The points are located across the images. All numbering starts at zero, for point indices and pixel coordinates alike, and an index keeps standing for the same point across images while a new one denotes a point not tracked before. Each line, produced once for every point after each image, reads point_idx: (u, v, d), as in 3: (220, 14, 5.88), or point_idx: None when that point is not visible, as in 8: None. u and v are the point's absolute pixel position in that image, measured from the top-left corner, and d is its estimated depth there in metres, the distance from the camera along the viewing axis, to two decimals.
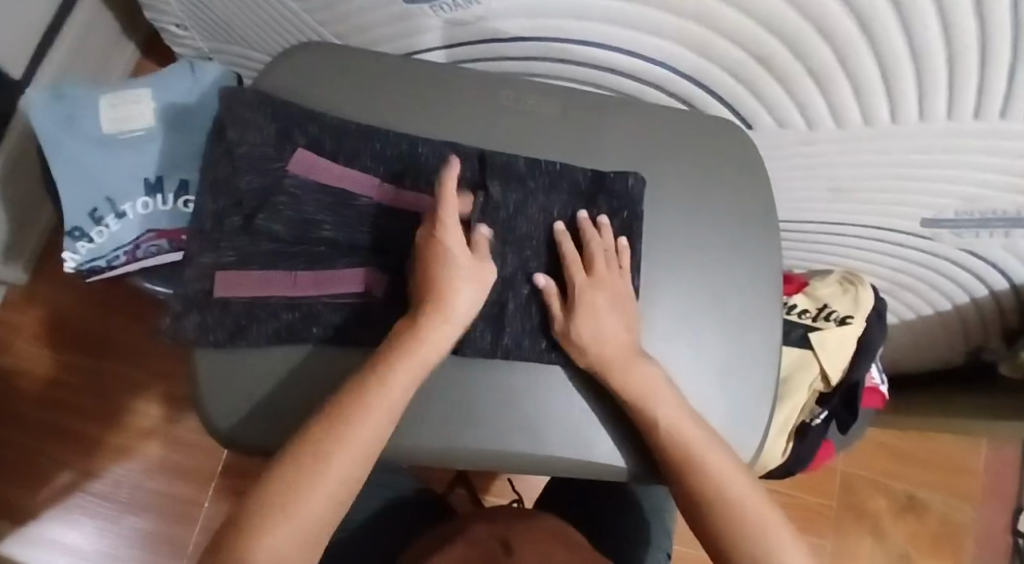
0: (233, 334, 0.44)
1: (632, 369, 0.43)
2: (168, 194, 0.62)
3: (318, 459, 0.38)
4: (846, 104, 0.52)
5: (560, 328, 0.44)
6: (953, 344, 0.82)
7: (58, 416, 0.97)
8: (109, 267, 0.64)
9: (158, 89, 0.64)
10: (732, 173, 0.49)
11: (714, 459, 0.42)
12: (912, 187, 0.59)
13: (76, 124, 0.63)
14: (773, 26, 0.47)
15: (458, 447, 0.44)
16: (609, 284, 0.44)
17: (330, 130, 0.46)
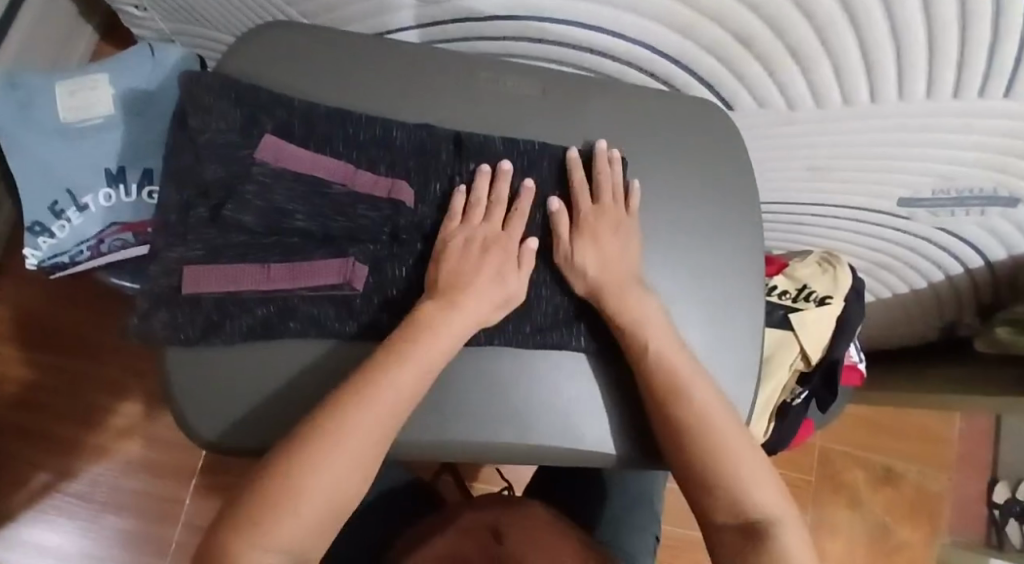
0: (205, 331, 0.42)
1: (627, 298, 0.43)
2: (132, 184, 0.59)
3: (320, 445, 0.38)
4: (827, 84, 0.52)
5: (563, 250, 0.45)
6: (929, 320, 0.83)
7: (28, 416, 0.94)
8: (72, 263, 0.61)
9: (117, 74, 0.61)
10: (713, 153, 0.49)
11: (711, 416, 0.43)
12: (891, 166, 0.59)
13: (30, 114, 0.60)
14: (754, 5, 0.47)
15: (442, 439, 0.43)
16: (614, 216, 0.45)
17: (300, 116, 0.45)
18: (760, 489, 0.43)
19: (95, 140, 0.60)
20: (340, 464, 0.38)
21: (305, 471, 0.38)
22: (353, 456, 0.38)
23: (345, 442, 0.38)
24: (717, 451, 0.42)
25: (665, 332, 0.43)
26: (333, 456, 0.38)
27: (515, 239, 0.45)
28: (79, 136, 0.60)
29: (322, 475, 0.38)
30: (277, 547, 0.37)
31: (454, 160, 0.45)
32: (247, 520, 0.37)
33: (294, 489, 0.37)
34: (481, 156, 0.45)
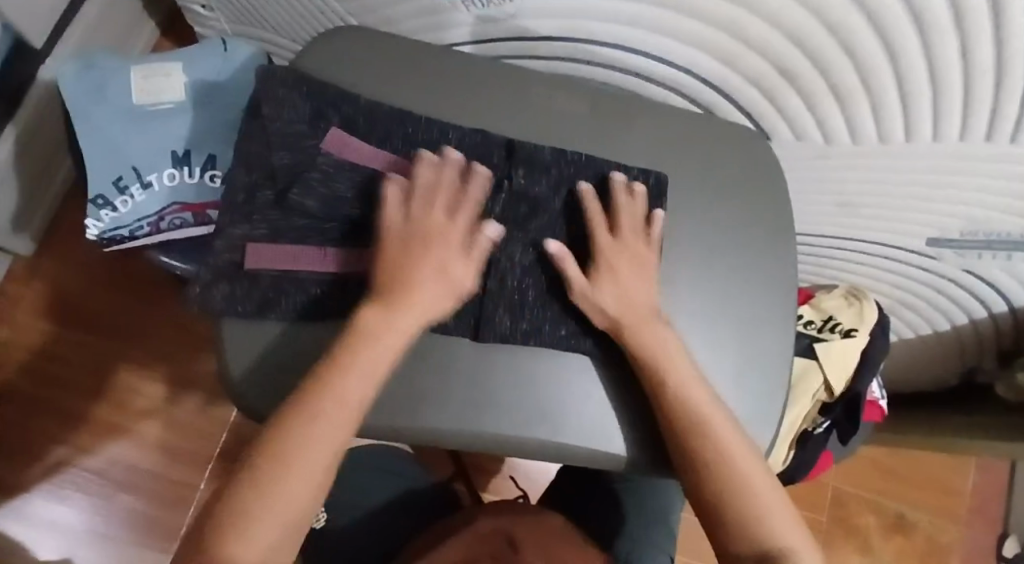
0: (262, 307, 0.45)
1: (645, 332, 0.44)
2: (195, 167, 0.62)
3: (298, 436, 0.40)
4: (864, 120, 0.54)
5: (581, 290, 0.44)
6: (950, 364, 0.83)
7: (54, 391, 0.96)
8: (130, 237, 0.62)
9: (191, 65, 0.64)
10: (752, 181, 0.51)
11: (714, 416, 0.43)
12: (919, 205, 0.60)
13: (105, 94, 0.65)
14: (797, 37, 0.49)
15: (473, 429, 0.44)
16: (633, 251, 0.46)
17: (363, 112, 0.47)
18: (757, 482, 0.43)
19: (164, 126, 0.63)
20: (314, 459, 0.40)
21: (286, 462, 0.40)
22: (332, 436, 0.41)
23: (324, 420, 0.41)
24: (716, 443, 0.43)
25: (652, 317, 0.45)
26: (313, 435, 0.40)
27: (459, 226, 0.44)
28: (148, 119, 0.63)
29: (298, 470, 0.40)
30: (271, 529, 0.39)
31: (502, 165, 0.47)
32: (240, 506, 0.39)
33: (281, 469, 0.40)
34: (529, 162, 0.47)
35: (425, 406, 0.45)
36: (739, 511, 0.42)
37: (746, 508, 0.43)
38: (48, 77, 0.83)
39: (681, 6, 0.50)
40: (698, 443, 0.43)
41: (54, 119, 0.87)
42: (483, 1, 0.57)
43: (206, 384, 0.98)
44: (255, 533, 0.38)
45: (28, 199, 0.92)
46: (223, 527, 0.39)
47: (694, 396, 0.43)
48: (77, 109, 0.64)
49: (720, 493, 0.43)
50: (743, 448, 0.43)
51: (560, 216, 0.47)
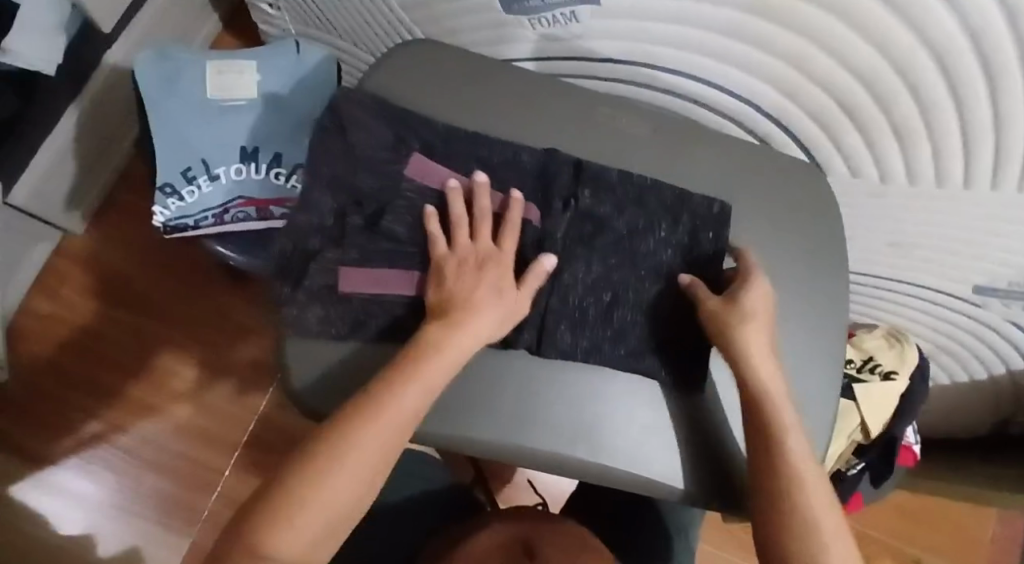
0: (353, 328, 0.46)
1: (752, 345, 0.43)
2: (262, 164, 0.65)
3: (351, 436, 0.41)
4: (921, 160, 0.54)
5: (709, 306, 0.44)
6: (984, 414, 0.83)
7: (92, 367, 0.99)
8: (194, 227, 0.65)
9: (264, 64, 0.66)
10: (805, 219, 0.50)
11: (795, 441, 0.42)
12: (968, 250, 0.60)
13: (176, 85, 0.67)
14: (863, 74, 0.49)
15: (538, 447, 0.44)
16: (769, 301, 0.45)
17: (441, 135, 0.49)
18: (830, 524, 0.41)
19: (236, 120, 0.67)
20: (361, 460, 0.41)
21: (336, 461, 0.40)
22: (386, 443, 0.41)
23: (379, 426, 0.41)
24: (796, 472, 0.41)
25: (768, 355, 0.43)
26: (368, 441, 0.41)
27: (506, 251, 0.46)
28: (220, 114, 0.66)
29: (346, 470, 0.40)
30: (314, 525, 0.39)
31: (569, 185, 0.48)
32: (285, 498, 0.40)
33: (330, 469, 0.40)
34: (595, 182, 0.48)
35: (488, 418, 0.45)
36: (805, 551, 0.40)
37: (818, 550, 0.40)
38: (113, 60, 0.86)
39: (744, 34, 0.51)
40: (772, 459, 0.41)
41: (115, 101, 0.91)
42: (551, 20, 0.58)
43: (239, 371, 0.99)
44: (297, 526, 0.39)
45: (83, 178, 0.94)
46: (269, 512, 0.40)
47: (789, 422, 0.42)
48: (152, 99, 0.66)
49: (790, 530, 0.41)
50: (822, 487, 0.42)
51: (622, 236, 0.48)
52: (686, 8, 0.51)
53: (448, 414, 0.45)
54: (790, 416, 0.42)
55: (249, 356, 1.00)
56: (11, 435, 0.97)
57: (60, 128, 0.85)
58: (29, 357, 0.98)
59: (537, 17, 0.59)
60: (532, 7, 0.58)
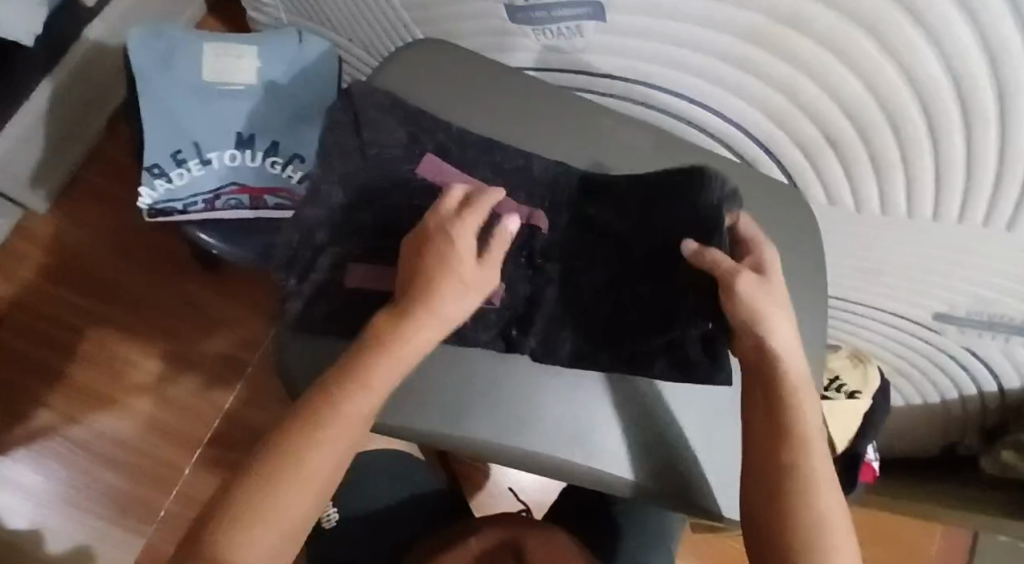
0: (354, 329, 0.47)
1: (774, 331, 0.40)
2: (258, 151, 0.68)
3: (303, 445, 0.38)
4: (895, 194, 0.56)
5: (728, 271, 0.40)
6: (934, 436, 0.87)
7: (49, 355, 0.95)
8: (182, 211, 0.67)
9: (266, 52, 0.67)
10: (783, 238, 0.53)
11: (817, 444, 0.41)
12: (931, 280, 0.63)
13: (172, 65, 0.67)
14: (848, 107, 0.52)
15: (521, 448, 0.45)
16: (777, 285, 0.41)
17: (455, 139, 0.50)
18: (840, 527, 0.41)
19: (232, 105, 0.67)
20: (314, 470, 0.39)
21: (287, 471, 0.38)
22: (341, 444, 0.39)
23: (332, 432, 0.39)
24: (809, 474, 0.41)
25: (794, 353, 0.41)
26: (323, 445, 0.39)
27: (466, 228, 0.41)
28: (216, 97, 0.67)
29: (299, 480, 0.38)
30: (267, 538, 0.38)
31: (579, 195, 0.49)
32: (241, 508, 0.38)
33: (282, 480, 0.38)
34: (604, 194, 0.48)
35: (475, 419, 0.46)
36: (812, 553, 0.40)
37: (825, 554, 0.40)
38: (92, 37, 0.84)
39: (739, 58, 0.53)
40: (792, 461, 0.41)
41: (89, 79, 0.89)
42: (555, 32, 0.60)
43: (209, 365, 0.97)
44: (252, 540, 0.38)
45: (51, 157, 0.91)
46: (221, 526, 0.38)
47: (810, 422, 0.41)
48: (144, 71, 0.66)
49: (797, 533, 0.40)
50: (834, 491, 0.41)
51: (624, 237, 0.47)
52: (684, 32, 0.53)
53: (435, 411, 0.46)
54: (809, 421, 0.41)
55: (218, 351, 0.98)
56: None
57: (31, 103, 0.82)
58: None
59: (542, 29, 0.61)
60: (536, 18, 0.59)
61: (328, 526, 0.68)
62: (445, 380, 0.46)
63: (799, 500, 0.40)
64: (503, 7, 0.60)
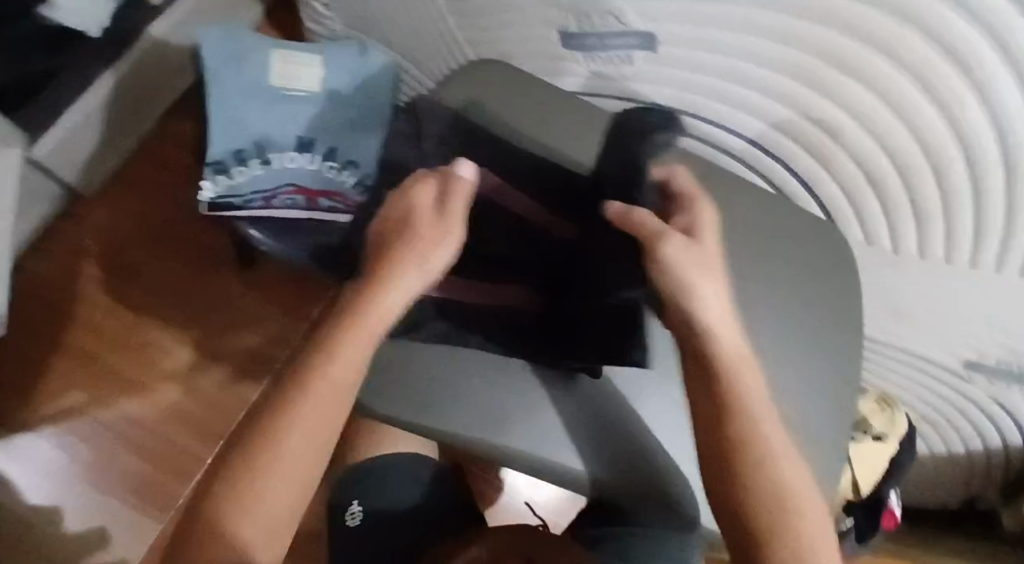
0: (408, 330, 0.50)
1: (699, 298, 0.42)
2: (317, 154, 0.73)
3: (293, 412, 0.40)
4: (932, 240, 0.56)
5: (651, 234, 0.42)
6: (954, 485, 0.86)
7: (84, 337, 0.98)
8: (241, 206, 0.70)
9: (330, 62, 0.73)
10: (819, 272, 0.54)
11: (767, 424, 0.42)
12: (961, 327, 0.63)
13: (242, 68, 0.72)
14: (891, 150, 0.52)
15: (552, 459, 0.48)
16: (704, 248, 0.44)
17: (510, 158, 0.53)
18: (808, 505, 0.41)
19: (293, 110, 0.73)
20: (306, 436, 0.40)
21: (279, 441, 0.40)
22: (320, 422, 0.40)
23: (320, 396, 0.40)
24: (763, 449, 0.41)
25: (724, 317, 0.43)
26: (300, 421, 0.40)
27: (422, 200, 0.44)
28: (279, 100, 0.73)
29: (293, 447, 0.40)
30: (268, 505, 0.39)
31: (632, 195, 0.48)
32: (237, 477, 0.39)
33: (276, 448, 0.39)
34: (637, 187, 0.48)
35: (510, 427, 0.48)
36: (785, 538, 0.40)
37: (797, 532, 0.40)
38: (156, 33, 0.89)
39: (785, 94, 0.55)
40: (743, 441, 0.42)
41: (148, 73, 0.93)
42: (604, 59, 0.62)
43: (236, 360, 0.99)
44: (254, 508, 0.39)
45: (105, 145, 0.95)
46: (224, 498, 0.39)
47: (755, 395, 0.42)
48: (215, 69, 0.72)
49: (765, 512, 0.41)
50: (795, 466, 0.42)
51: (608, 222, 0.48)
52: (736, 66, 0.55)
53: (457, 406, 0.48)
54: (750, 394, 0.42)
55: (247, 346, 0.99)
56: None
57: (93, 92, 0.86)
58: (21, 319, 0.97)
59: (593, 56, 0.63)
60: (588, 45, 0.62)
61: (349, 523, 0.72)
62: (463, 379, 0.49)
63: (761, 472, 0.41)
64: (557, 33, 0.63)
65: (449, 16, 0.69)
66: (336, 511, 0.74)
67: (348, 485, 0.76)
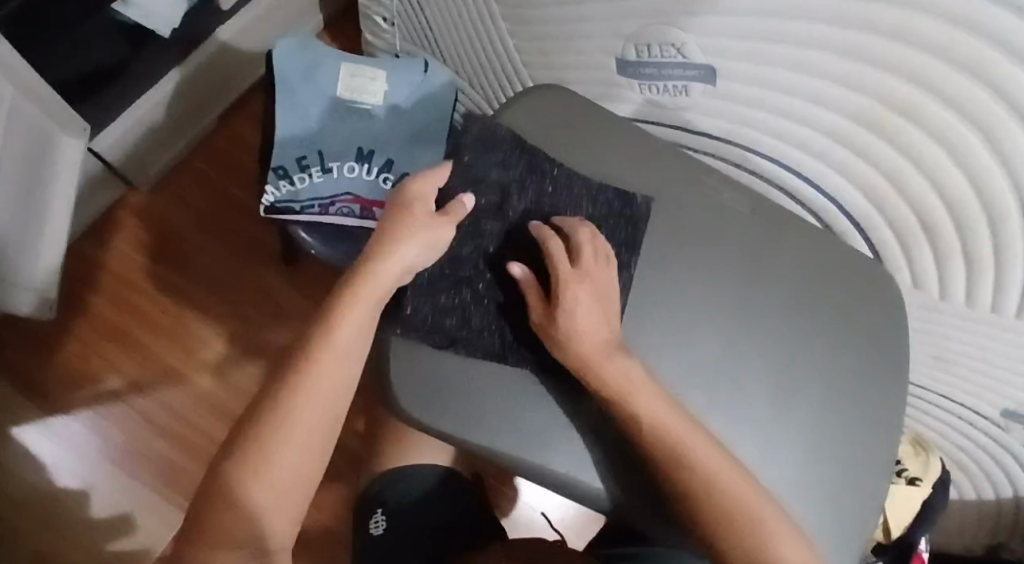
0: (452, 341, 0.49)
1: (601, 362, 0.46)
2: (374, 166, 0.74)
3: (299, 381, 0.44)
4: (983, 288, 0.55)
5: (539, 323, 0.48)
6: (981, 534, 0.85)
7: (125, 322, 1.00)
8: (299, 211, 0.71)
9: (394, 76, 0.76)
10: (870, 312, 0.53)
11: (677, 427, 0.45)
12: (1005, 379, 0.63)
13: (313, 78, 0.76)
14: (948, 199, 0.52)
15: (597, 486, 0.48)
16: (593, 284, 0.48)
17: (569, 177, 0.53)
18: (734, 483, 0.45)
19: (358, 119, 0.76)
20: (314, 402, 0.44)
21: (290, 407, 0.44)
22: (324, 395, 0.45)
23: (324, 365, 0.45)
24: (677, 451, 0.45)
25: (609, 344, 0.47)
26: (304, 398, 0.44)
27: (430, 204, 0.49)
28: (345, 112, 0.76)
29: (302, 412, 0.44)
30: (285, 463, 0.44)
31: (633, 228, 0.52)
32: (253, 440, 0.44)
33: (287, 413, 0.44)
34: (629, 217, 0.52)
35: (557, 450, 0.48)
36: (738, 529, 0.44)
37: (744, 518, 0.44)
38: (224, 36, 0.91)
39: (844, 135, 0.55)
40: (662, 452, 0.45)
41: (213, 75, 0.95)
42: (662, 88, 0.63)
43: (271, 356, 1.00)
44: (274, 466, 0.44)
45: (163, 140, 0.98)
46: (246, 459, 0.44)
47: (654, 411, 0.45)
48: (287, 79, 0.75)
49: (715, 510, 0.45)
50: (718, 458, 0.45)
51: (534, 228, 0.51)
52: (798, 106, 0.55)
53: (484, 414, 0.48)
54: (652, 413, 0.45)
55: (283, 342, 1.01)
56: (28, 374, 0.98)
57: (159, 87, 0.88)
58: (67, 302, 1.00)
59: (651, 84, 0.63)
60: (645, 74, 0.63)
61: (373, 531, 0.69)
62: (499, 398, 0.49)
63: (687, 475, 0.45)
64: (615, 60, 0.64)
65: (511, 38, 0.71)
66: (360, 517, 0.71)
67: (373, 490, 0.72)
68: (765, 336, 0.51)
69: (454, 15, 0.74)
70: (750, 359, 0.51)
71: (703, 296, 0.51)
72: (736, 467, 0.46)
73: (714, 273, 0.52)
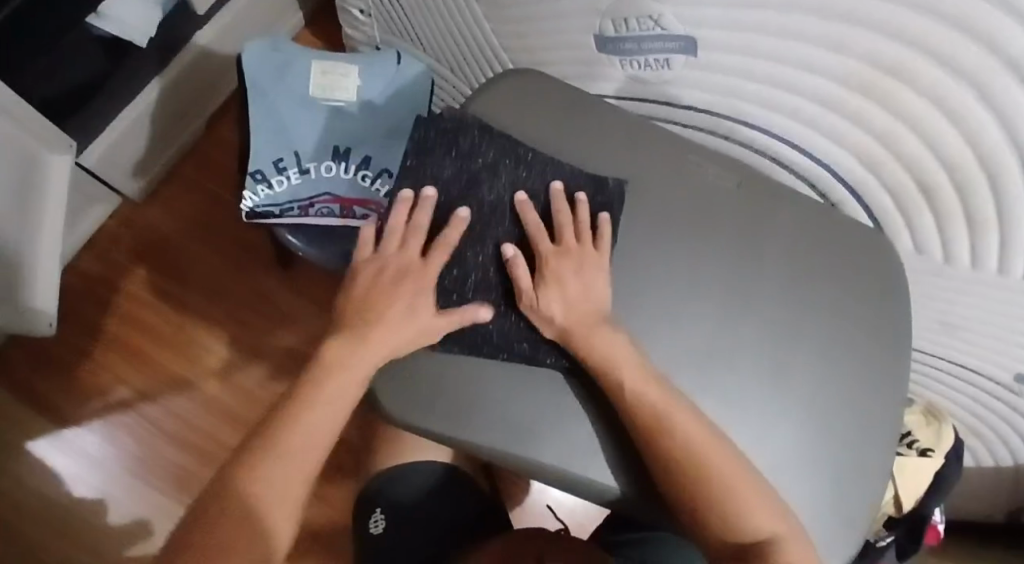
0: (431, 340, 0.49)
1: (591, 334, 0.47)
2: (352, 164, 0.73)
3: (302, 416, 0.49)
4: (989, 250, 0.53)
5: (527, 298, 0.48)
6: (1003, 501, 0.82)
7: (127, 333, 1.01)
8: (279, 215, 0.72)
9: (366, 71, 0.75)
10: (866, 284, 0.51)
11: (657, 395, 0.45)
12: (1016, 342, 0.60)
13: (286, 79, 0.75)
14: (944, 159, 0.50)
15: (587, 477, 0.46)
16: (576, 256, 0.49)
17: (539, 164, 0.52)
18: (713, 450, 0.45)
19: (337, 117, 0.75)
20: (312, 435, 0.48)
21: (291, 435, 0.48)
22: (321, 427, 0.49)
23: (324, 402, 0.49)
24: (660, 417, 0.45)
25: (589, 314, 0.48)
26: (300, 436, 0.48)
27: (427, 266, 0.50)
28: (322, 110, 0.74)
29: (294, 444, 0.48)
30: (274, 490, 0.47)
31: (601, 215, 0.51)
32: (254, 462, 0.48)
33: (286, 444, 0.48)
34: (602, 203, 0.51)
35: (543, 442, 0.47)
36: (719, 496, 0.45)
37: (726, 485, 0.45)
38: (201, 43, 0.91)
39: (831, 99, 0.53)
40: (643, 419, 0.45)
41: (196, 79, 0.95)
42: (643, 63, 0.61)
43: (274, 358, 1.00)
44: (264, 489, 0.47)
45: (153, 150, 0.98)
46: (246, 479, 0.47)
47: (635, 378, 0.45)
48: (260, 81, 0.74)
49: (696, 477, 0.45)
50: (698, 422, 0.45)
51: (507, 217, 0.51)
52: (781, 72, 0.53)
53: (469, 412, 0.47)
54: (633, 379, 0.45)
55: (285, 344, 1.01)
56: (39, 388, 0.99)
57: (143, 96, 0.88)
58: (71, 317, 1.01)
59: (632, 60, 0.61)
60: (625, 50, 0.61)
61: (372, 529, 0.68)
62: (483, 392, 0.48)
63: (669, 442, 0.45)
64: (593, 38, 0.62)
65: (486, 21, 0.69)
66: (360, 514, 0.70)
67: (372, 488, 0.71)
68: (760, 313, 0.50)
69: (427, 2, 0.73)
70: (744, 337, 0.49)
71: (689, 277, 0.50)
72: (716, 433, 0.46)
73: (702, 250, 0.51)
